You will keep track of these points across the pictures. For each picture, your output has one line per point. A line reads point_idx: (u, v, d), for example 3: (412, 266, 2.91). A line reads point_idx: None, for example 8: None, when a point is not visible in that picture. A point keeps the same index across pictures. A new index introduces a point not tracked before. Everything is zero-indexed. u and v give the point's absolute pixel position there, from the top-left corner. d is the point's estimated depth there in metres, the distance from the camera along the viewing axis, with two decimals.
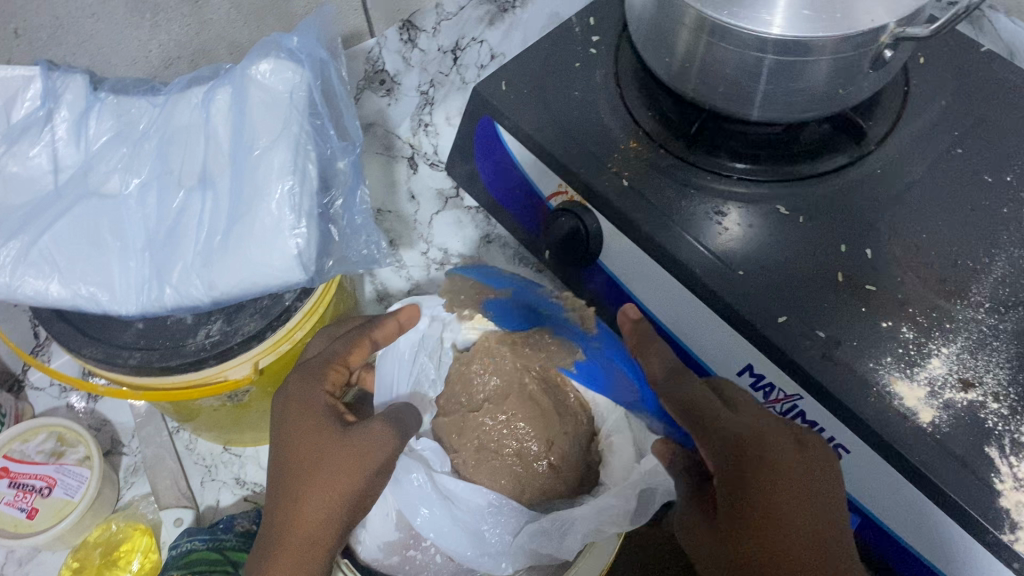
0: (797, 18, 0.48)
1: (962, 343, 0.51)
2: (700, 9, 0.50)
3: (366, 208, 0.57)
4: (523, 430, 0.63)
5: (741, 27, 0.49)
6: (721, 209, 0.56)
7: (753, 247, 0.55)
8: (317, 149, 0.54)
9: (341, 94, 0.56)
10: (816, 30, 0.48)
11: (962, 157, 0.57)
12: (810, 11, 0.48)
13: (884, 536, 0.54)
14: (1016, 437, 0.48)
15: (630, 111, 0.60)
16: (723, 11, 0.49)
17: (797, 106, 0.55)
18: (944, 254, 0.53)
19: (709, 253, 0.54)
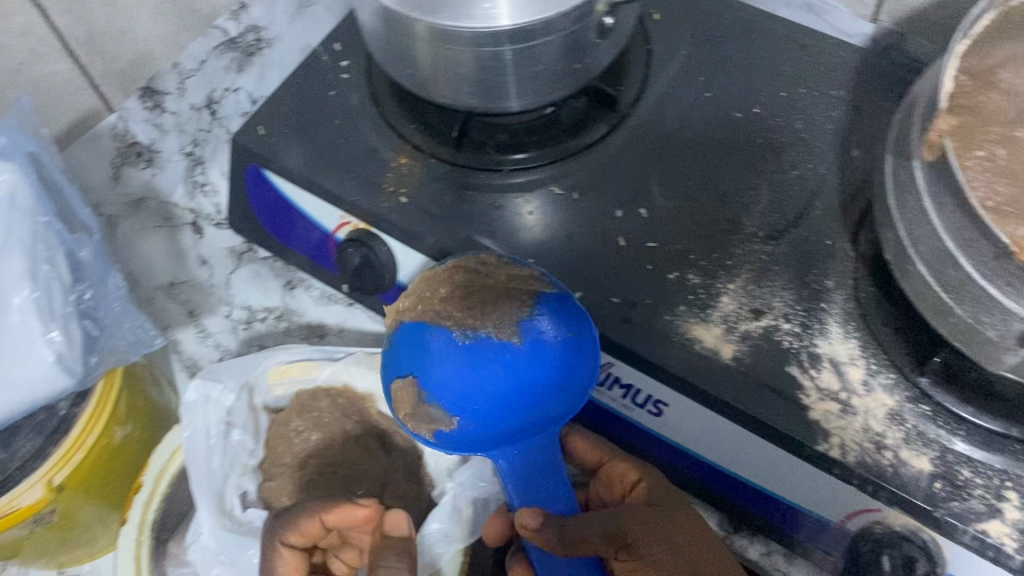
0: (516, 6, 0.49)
1: (746, 275, 0.53)
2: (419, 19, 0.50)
3: (125, 292, 0.59)
4: (356, 479, 0.66)
5: (463, 25, 0.49)
6: (499, 205, 0.57)
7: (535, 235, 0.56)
8: (54, 246, 0.55)
9: (65, 187, 0.58)
10: (537, 13, 0.49)
11: (712, 99, 0.60)
12: None
13: (722, 479, 0.55)
14: (811, 351, 0.50)
15: (393, 128, 0.60)
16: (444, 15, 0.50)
17: (544, 90, 0.56)
18: (715, 195, 0.56)
19: (495, 251, 0.55)
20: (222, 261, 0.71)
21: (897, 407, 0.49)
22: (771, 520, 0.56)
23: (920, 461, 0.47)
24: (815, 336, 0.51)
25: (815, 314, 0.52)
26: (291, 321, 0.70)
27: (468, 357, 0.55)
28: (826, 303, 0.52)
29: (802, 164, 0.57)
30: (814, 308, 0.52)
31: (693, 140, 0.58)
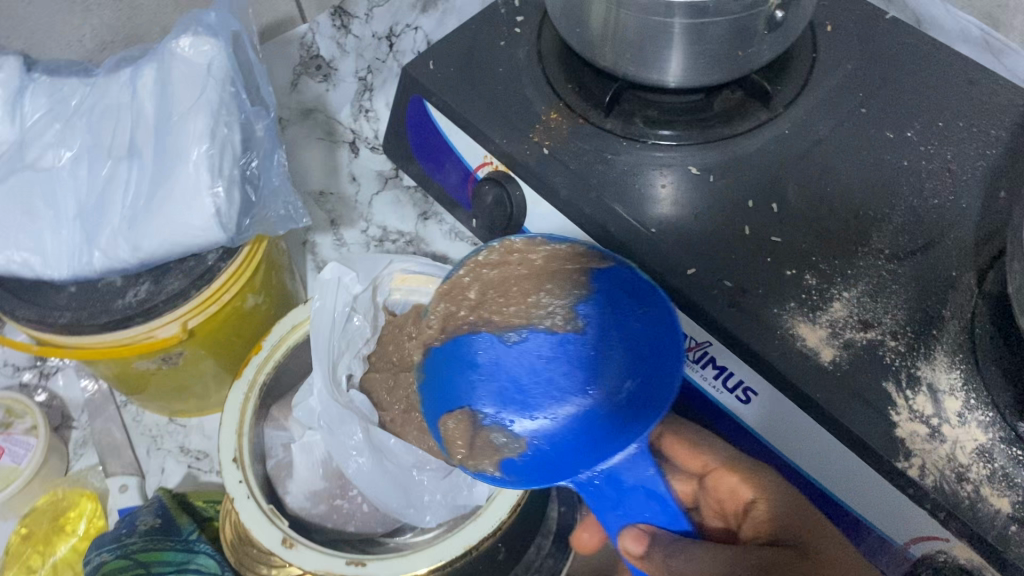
0: None
1: (862, 288, 0.53)
2: None
3: (285, 171, 0.62)
4: None
5: None
6: (660, 171, 0.59)
7: (686, 207, 0.58)
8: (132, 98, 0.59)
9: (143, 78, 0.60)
10: None
11: (867, 115, 0.60)
12: None
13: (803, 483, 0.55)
14: (912, 372, 0.50)
15: (551, 86, 0.63)
16: None
17: (702, 71, 0.57)
18: (846, 205, 0.56)
19: (663, 215, 0.57)
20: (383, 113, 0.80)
21: (987, 444, 0.48)
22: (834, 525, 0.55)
23: (1000, 501, 0.47)
24: (919, 359, 0.51)
25: (826, 294, 0.53)
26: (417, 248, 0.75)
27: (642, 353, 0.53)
28: (937, 330, 0.51)
29: (995, 131, 0.58)
30: (926, 333, 0.51)
31: (819, 154, 0.58)
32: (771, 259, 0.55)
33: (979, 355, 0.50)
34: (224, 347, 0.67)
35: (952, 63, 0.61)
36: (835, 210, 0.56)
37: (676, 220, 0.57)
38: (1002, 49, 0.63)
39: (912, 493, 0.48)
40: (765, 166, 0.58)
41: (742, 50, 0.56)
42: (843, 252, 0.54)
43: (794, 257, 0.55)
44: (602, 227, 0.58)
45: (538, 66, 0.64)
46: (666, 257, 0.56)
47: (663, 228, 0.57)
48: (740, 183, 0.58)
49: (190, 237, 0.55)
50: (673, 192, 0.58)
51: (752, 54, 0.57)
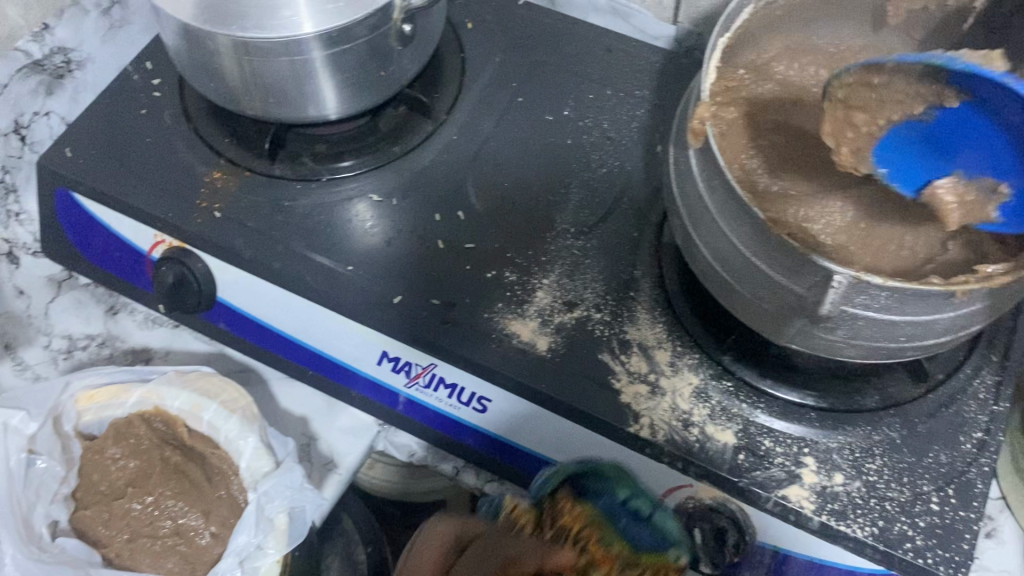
0: (326, 14, 0.50)
1: (559, 271, 0.55)
2: (228, 34, 0.50)
3: None
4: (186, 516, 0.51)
5: (265, 34, 0.50)
6: (344, 207, 0.57)
7: (377, 235, 0.56)
8: None
9: None
10: (344, 15, 0.50)
11: (524, 103, 0.61)
12: (335, 4, 0.50)
13: None
14: (622, 337, 0.53)
15: (207, 143, 0.59)
16: (244, 28, 0.50)
17: (352, 98, 0.57)
18: (527, 195, 0.58)
19: (355, 247, 0.56)
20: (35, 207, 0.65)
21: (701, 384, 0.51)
22: None
23: (724, 435, 0.49)
24: (625, 323, 0.53)
25: (528, 287, 0.54)
26: (113, 346, 0.63)
27: (934, 145, 0.44)
28: (635, 292, 0.54)
29: (639, 91, 0.62)
30: (624, 298, 0.54)
31: (491, 151, 0.59)
32: (470, 266, 0.55)
33: (674, 303, 0.54)
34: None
35: (587, 37, 0.65)
36: (518, 205, 0.57)
37: (369, 251, 0.55)
38: (628, 13, 0.65)
39: (651, 452, 0.49)
40: (444, 177, 0.58)
41: (382, 70, 0.56)
42: (533, 241, 0.56)
43: (490, 258, 0.55)
44: (298, 278, 0.54)
45: (188, 127, 0.60)
46: (365, 294, 0.53)
47: (360, 262, 0.55)
48: (424, 199, 0.58)
49: None
50: (363, 222, 0.57)
51: (396, 72, 0.57)
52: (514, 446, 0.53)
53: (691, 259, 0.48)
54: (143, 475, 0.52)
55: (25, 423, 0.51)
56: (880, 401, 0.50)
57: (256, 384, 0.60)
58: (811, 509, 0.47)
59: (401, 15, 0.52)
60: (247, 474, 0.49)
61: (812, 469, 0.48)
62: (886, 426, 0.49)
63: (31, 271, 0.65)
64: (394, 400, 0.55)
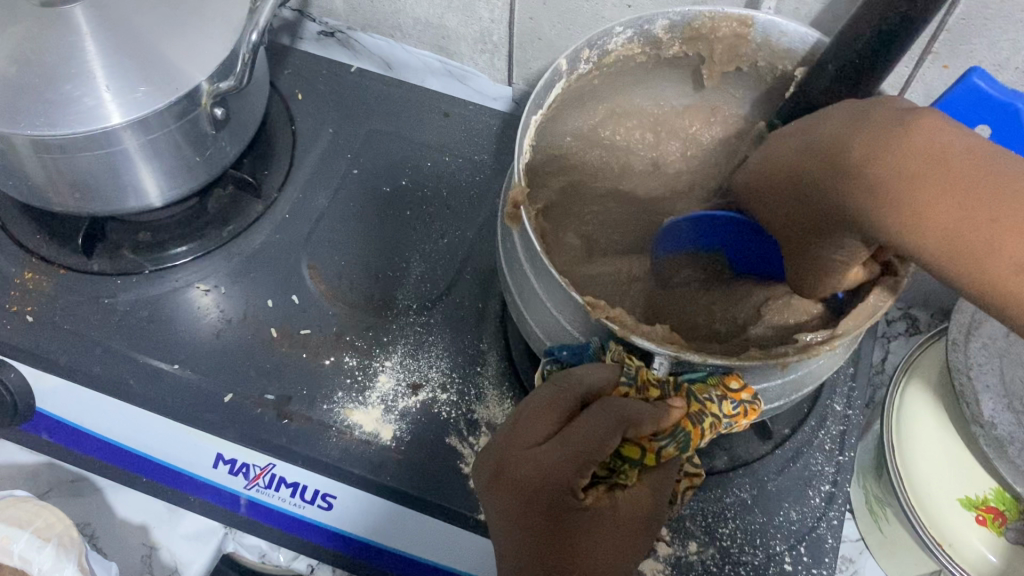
0: (133, 101, 0.47)
1: (402, 351, 0.53)
2: (24, 133, 0.46)
3: None
4: None
5: (68, 129, 0.46)
6: (166, 300, 0.54)
7: (204, 329, 0.53)
8: None
9: None
10: (154, 101, 0.47)
11: (360, 175, 0.59)
12: (143, 90, 0.47)
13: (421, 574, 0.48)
14: (470, 417, 0.51)
15: (17, 241, 0.55)
16: (42, 124, 0.46)
17: (172, 186, 0.54)
18: (367, 272, 0.56)
19: (179, 342, 0.53)
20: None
21: None
22: None
23: None
24: (472, 401, 0.51)
25: (369, 371, 0.52)
26: None
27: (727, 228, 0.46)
28: (481, 367, 0.53)
29: (479, 155, 0.61)
30: (471, 374, 0.52)
31: (327, 229, 0.57)
32: (306, 354, 0.52)
33: (523, 378, 0.52)
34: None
35: (423, 103, 0.64)
36: (356, 284, 0.55)
37: (196, 346, 0.52)
38: (464, 75, 0.64)
39: None
40: (278, 259, 0.56)
41: (199, 154, 0.53)
42: (373, 321, 0.54)
43: (328, 343, 0.53)
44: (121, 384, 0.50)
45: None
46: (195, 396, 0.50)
47: (188, 359, 0.52)
48: (259, 283, 0.55)
49: None
50: (195, 315, 0.54)
51: (214, 155, 0.54)
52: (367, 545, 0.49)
53: (528, 338, 0.46)
54: None
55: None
56: (728, 462, 0.49)
57: (89, 494, 0.56)
58: None
59: (210, 100, 0.50)
60: None
61: (666, 541, 0.46)
62: (737, 487, 0.49)
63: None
64: (236, 504, 0.51)
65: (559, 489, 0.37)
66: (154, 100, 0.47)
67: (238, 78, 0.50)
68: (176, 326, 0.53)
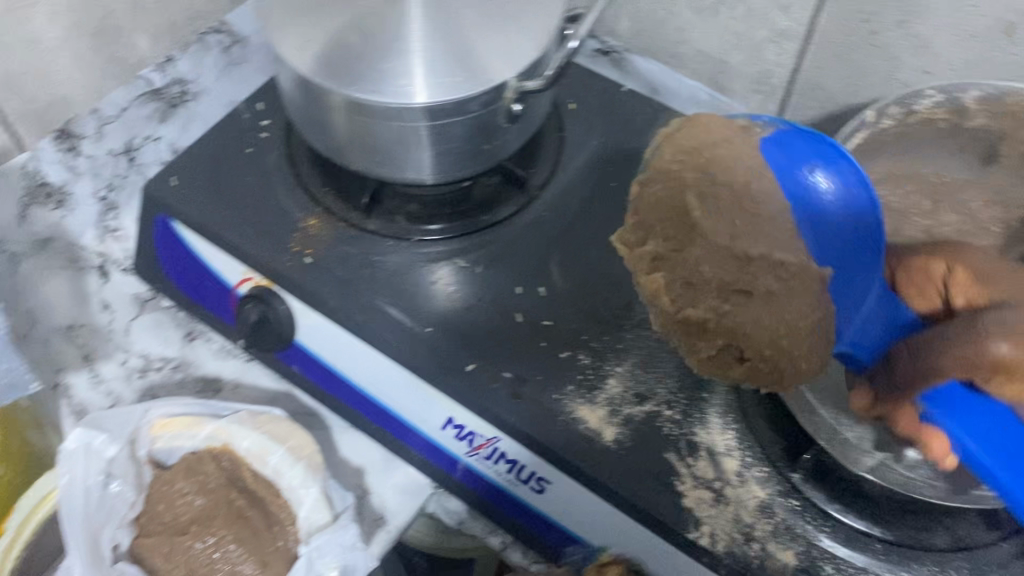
0: (436, 86, 0.51)
1: (635, 360, 0.54)
2: (342, 91, 0.52)
3: None
4: (235, 554, 0.48)
5: (381, 99, 0.51)
6: (418, 269, 0.58)
7: (448, 302, 0.57)
8: None
9: None
10: (453, 93, 0.51)
11: (619, 187, 0.61)
12: (446, 80, 0.51)
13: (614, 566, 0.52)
14: (691, 439, 0.52)
15: (306, 189, 0.61)
16: (361, 88, 0.51)
17: (455, 166, 0.58)
18: (612, 280, 0.57)
19: (419, 310, 0.56)
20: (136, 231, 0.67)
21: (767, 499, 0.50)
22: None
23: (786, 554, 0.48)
24: (695, 424, 0.52)
25: (602, 372, 0.54)
26: (187, 372, 0.63)
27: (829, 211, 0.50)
28: (707, 393, 0.54)
29: None
30: (697, 398, 0.53)
31: (582, 229, 0.60)
32: (546, 343, 0.55)
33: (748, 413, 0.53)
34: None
35: None
36: (602, 287, 0.57)
37: (444, 315, 0.56)
38: (730, 111, 0.66)
39: (709, 561, 0.48)
40: (532, 251, 0.59)
41: (488, 143, 0.56)
42: (611, 327, 0.55)
43: (567, 338, 0.55)
44: (380, 335, 0.54)
45: (290, 170, 0.62)
46: (442, 360, 0.54)
47: (438, 325, 0.55)
48: (512, 270, 0.58)
49: None
50: (441, 289, 0.57)
51: (497, 146, 0.57)
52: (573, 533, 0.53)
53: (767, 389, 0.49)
54: (208, 514, 0.49)
55: (109, 444, 0.50)
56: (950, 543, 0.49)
57: (319, 429, 0.61)
58: None
59: (513, 95, 0.53)
60: (304, 525, 0.48)
61: None
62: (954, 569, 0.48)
63: (117, 287, 0.66)
64: (452, 466, 0.56)
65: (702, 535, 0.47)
66: (468, 89, 0.51)
67: (544, 81, 0.53)
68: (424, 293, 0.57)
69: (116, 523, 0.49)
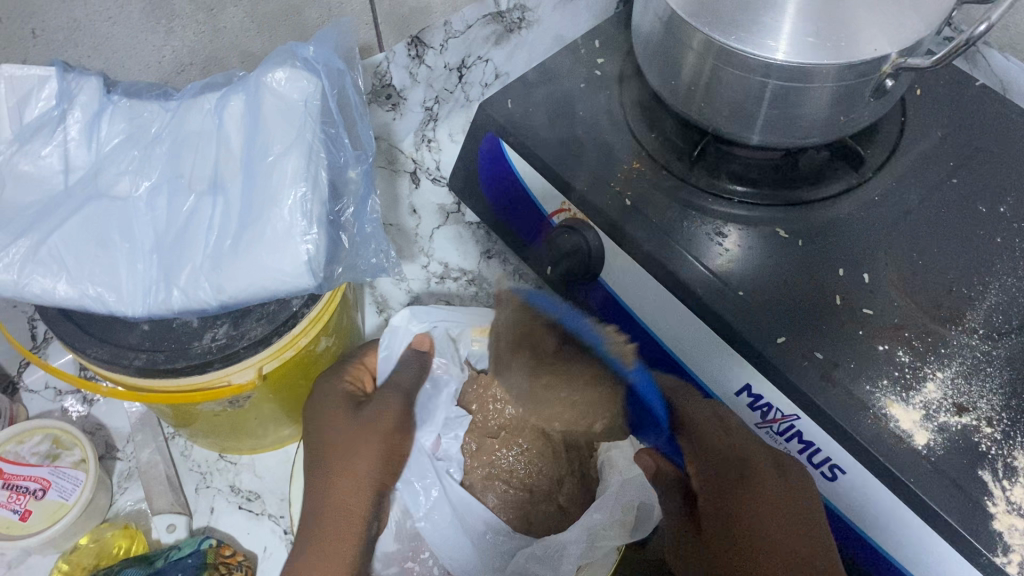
0: (803, 44, 0.50)
1: (957, 368, 0.51)
2: (708, 34, 0.52)
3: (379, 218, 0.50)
4: (535, 465, 0.62)
5: (748, 50, 0.50)
6: (721, 231, 0.57)
7: (754, 268, 0.56)
8: (196, 109, 0.49)
9: (217, 80, 0.51)
10: (821, 55, 0.49)
11: (958, 186, 0.58)
12: (815, 38, 0.50)
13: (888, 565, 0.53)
14: (1009, 461, 0.49)
15: (633, 132, 0.61)
16: (730, 36, 0.51)
17: (798, 132, 0.56)
18: (939, 280, 0.54)
19: (708, 272, 0.55)
20: (449, 145, 0.72)
21: None
22: None
23: None
24: (1015, 447, 0.49)
25: (919, 374, 0.51)
26: (482, 288, 0.68)
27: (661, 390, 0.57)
28: None
29: None
30: (1022, 420, 0.50)
31: (912, 223, 0.57)
32: (863, 333, 0.53)
33: None
34: (294, 396, 0.56)
35: None
36: (929, 286, 0.54)
37: (758, 280, 0.55)
38: None
39: None
40: (855, 235, 0.56)
41: (845, 114, 0.54)
42: (935, 329, 0.53)
43: (887, 331, 0.53)
44: (690, 289, 0.55)
45: (619, 111, 0.63)
46: (753, 326, 0.53)
47: (751, 291, 0.54)
48: (832, 249, 0.56)
49: (279, 285, 0.45)
50: (731, 254, 0.56)
51: (852, 120, 0.55)
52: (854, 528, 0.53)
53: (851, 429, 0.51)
54: (520, 426, 0.63)
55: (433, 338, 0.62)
56: None
57: None
58: None
59: (891, 69, 0.51)
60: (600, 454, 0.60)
61: None
62: None
63: (426, 194, 0.71)
64: None
65: (366, 474, 0.54)
66: (848, 55, 0.49)
67: (930, 61, 0.50)
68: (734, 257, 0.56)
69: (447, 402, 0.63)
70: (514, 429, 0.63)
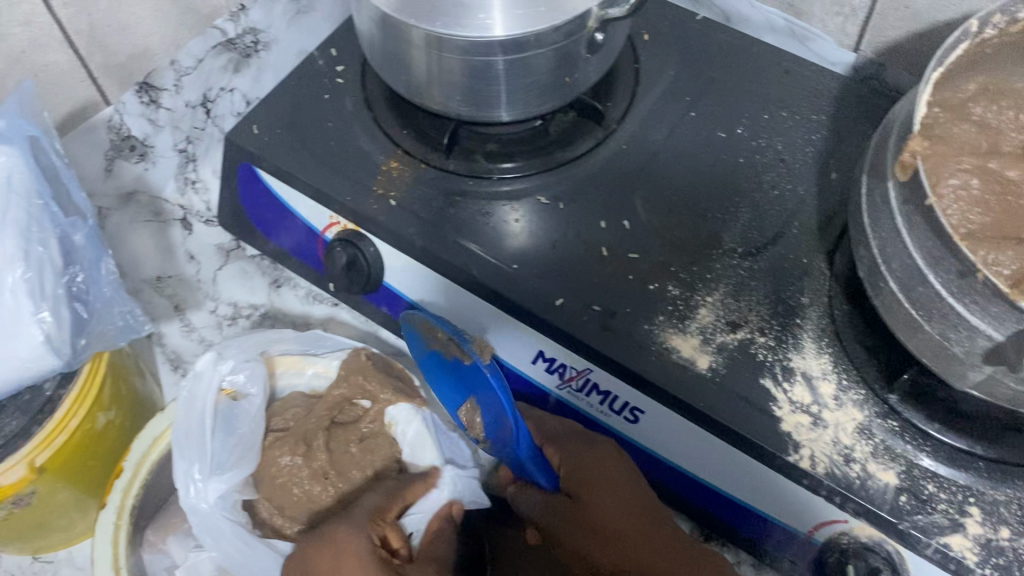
0: (509, 15, 0.50)
1: (723, 290, 0.54)
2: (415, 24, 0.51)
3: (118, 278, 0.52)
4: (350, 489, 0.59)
5: (458, 32, 0.50)
6: (488, 210, 0.58)
7: (522, 238, 0.57)
8: None
9: None
10: (529, 23, 0.50)
11: (697, 118, 0.61)
12: (521, 8, 0.50)
13: (706, 488, 0.55)
14: (785, 364, 0.52)
15: (385, 132, 0.61)
16: (436, 21, 0.50)
17: (536, 102, 0.57)
18: (694, 211, 0.57)
19: (485, 254, 0.55)
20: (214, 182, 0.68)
21: (865, 421, 0.50)
22: (734, 523, 0.56)
23: (887, 475, 0.48)
24: (789, 349, 0.52)
25: (691, 303, 0.54)
26: (277, 321, 0.66)
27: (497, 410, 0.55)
28: (800, 318, 0.53)
29: (818, 115, 0.61)
30: (790, 322, 0.53)
31: (661, 164, 0.59)
32: (634, 277, 0.54)
33: (842, 337, 0.52)
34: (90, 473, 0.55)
35: (763, 57, 0.64)
36: (686, 218, 0.57)
37: (529, 249, 0.56)
38: (807, 36, 0.65)
39: (808, 483, 0.49)
40: (609, 185, 0.58)
41: (568, 76, 0.56)
42: (698, 257, 0.55)
43: (655, 270, 0.55)
44: (465, 274, 0.55)
45: (367, 114, 0.62)
46: (534, 294, 0.54)
47: (524, 261, 0.55)
48: (591, 203, 0.58)
49: (21, 371, 0.46)
50: (501, 230, 0.57)
51: (580, 78, 0.57)
52: (671, 462, 0.55)
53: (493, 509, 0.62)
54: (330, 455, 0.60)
55: (233, 368, 0.60)
56: None
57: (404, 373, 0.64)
58: (974, 560, 0.46)
59: (596, 24, 0.53)
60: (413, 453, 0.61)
61: (977, 519, 0.47)
62: None
63: (201, 237, 0.68)
64: (546, 399, 0.59)
65: None
66: (553, 16, 0.50)
67: (626, 9, 0.52)
68: (504, 231, 0.57)
69: (245, 435, 0.59)
70: (304, 492, 0.59)
